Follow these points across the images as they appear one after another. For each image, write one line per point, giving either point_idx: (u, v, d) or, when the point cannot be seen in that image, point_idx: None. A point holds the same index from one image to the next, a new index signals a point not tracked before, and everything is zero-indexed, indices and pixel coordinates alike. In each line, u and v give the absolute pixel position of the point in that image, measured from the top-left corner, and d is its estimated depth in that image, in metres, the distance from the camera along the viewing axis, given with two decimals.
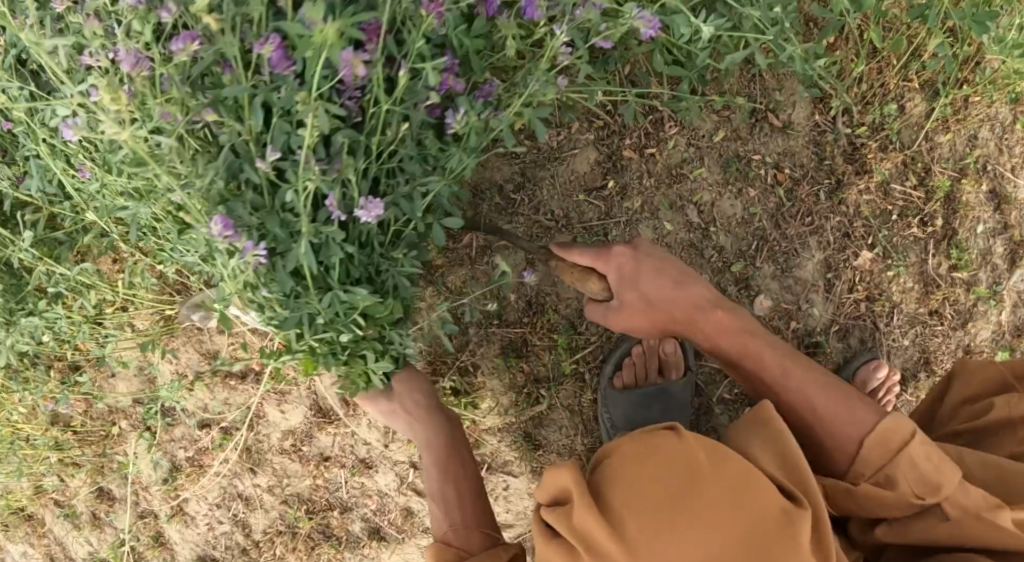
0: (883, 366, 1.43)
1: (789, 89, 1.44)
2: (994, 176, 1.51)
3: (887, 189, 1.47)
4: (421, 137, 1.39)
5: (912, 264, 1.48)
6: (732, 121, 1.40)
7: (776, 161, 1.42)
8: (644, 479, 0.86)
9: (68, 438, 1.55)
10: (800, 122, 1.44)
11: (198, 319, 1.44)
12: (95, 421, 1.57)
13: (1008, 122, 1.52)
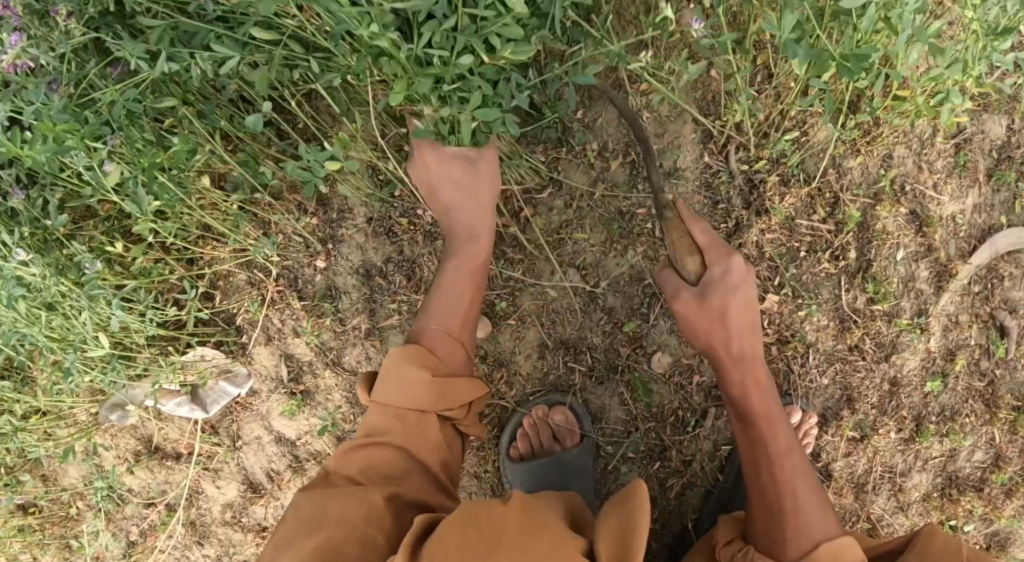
0: (796, 411, 1.41)
1: (672, 132, 1.37)
2: (913, 196, 1.42)
3: (792, 225, 1.39)
4: (304, 222, 1.41)
5: (824, 301, 1.40)
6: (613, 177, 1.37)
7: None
8: (478, 525, 0.92)
9: (29, 523, 1.61)
10: (687, 166, 1.37)
11: (116, 419, 1.50)
12: (52, 505, 1.62)
13: (923, 136, 1.41)
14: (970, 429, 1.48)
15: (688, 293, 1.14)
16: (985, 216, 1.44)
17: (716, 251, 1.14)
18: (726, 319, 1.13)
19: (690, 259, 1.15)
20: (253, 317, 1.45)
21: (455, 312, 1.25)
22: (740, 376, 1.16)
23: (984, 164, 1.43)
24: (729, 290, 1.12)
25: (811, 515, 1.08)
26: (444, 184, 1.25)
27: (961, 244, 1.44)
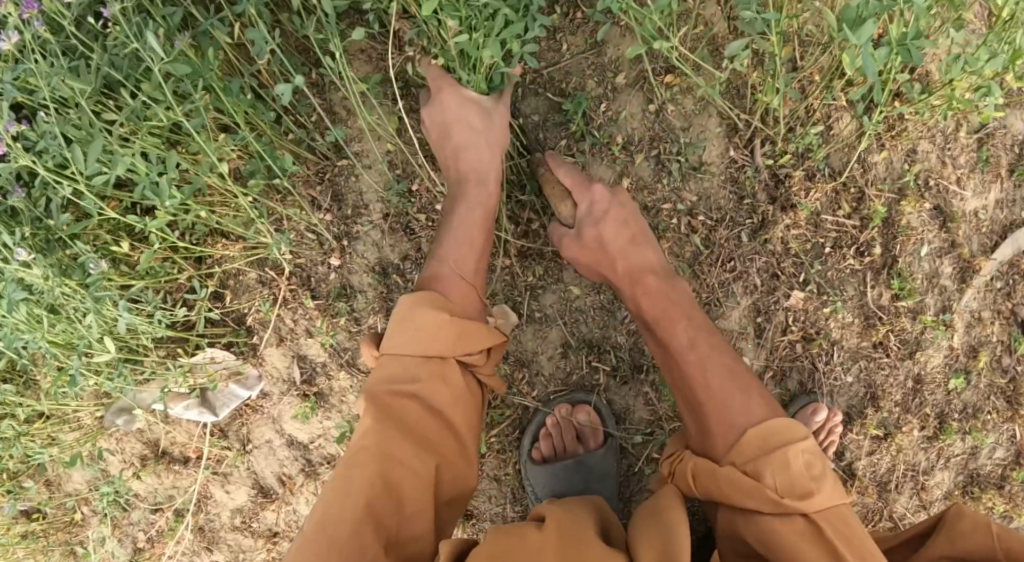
0: (822, 409, 1.38)
1: (696, 127, 1.34)
2: (937, 191, 1.40)
3: (818, 221, 1.36)
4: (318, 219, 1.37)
5: (850, 298, 1.38)
6: (637, 171, 1.34)
7: (690, 206, 1.35)
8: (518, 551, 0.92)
9: (33, 529, 1.56)
10: (713, 160, 1.34)
11: (122, 424, 1.46)
12: (59, 510, 1.57)
13: (948, 131, 1.40)
14: (992, 426, 1.46)
15: (568, 238, 1.21)
16: (1006, 212, 1.44)
17: (578, 193, 1.21)
18: (602, 246, 1.19)
19: (564, 207, 1.24)
20: (264, 317, 1.41)
21: (468, 253, 1.17)
22: (678, 319, 1.13)
23: (1006, 159, 1.43)
24: (598, 218, 1.19)
25: (731, 401, 1.03)
26: (449, 129, 1.22)
27: (982, 240, 1.44)
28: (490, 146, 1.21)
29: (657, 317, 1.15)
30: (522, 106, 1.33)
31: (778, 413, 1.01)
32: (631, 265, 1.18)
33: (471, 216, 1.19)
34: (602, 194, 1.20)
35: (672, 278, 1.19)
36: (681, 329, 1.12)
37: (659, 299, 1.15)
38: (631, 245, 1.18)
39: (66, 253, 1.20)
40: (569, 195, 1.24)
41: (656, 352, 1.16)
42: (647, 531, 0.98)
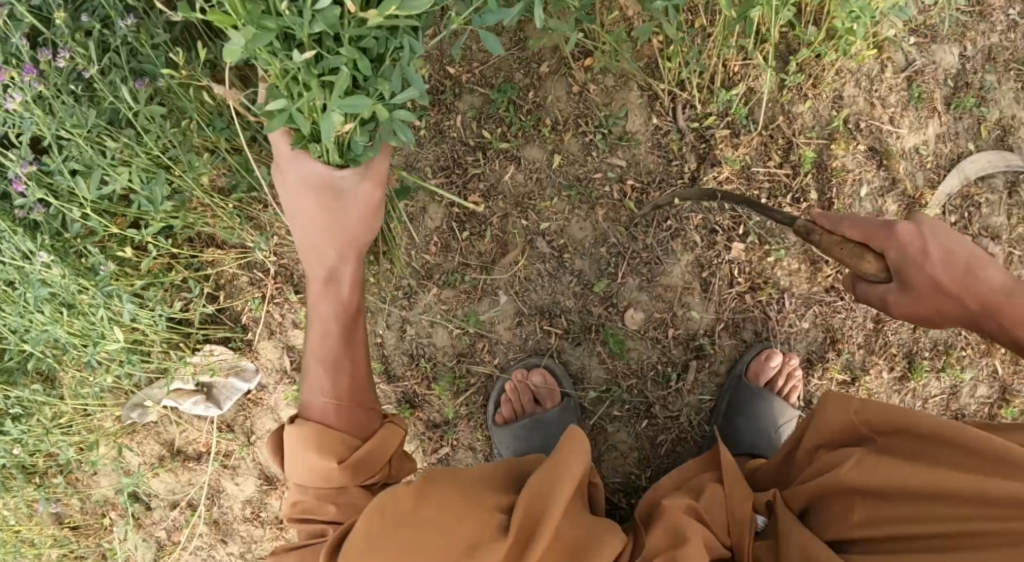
0: (774, 352, 1.40)
1: (619, 100, 1.41)
2: (869, 132, 1.43)
3: (749, 173, 1.41)
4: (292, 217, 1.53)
5: (792, 245, 1.41)
6: (566, 146, 1.41)
7: (620, 173, 1.41)
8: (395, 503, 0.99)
9: (66, 533, 1.62)
10: (637, 129, 1.41)
11: (136, 417, 1.56)
12: (88, 514, 1.64)
13: (873, 73, 1.44)
14: (969, 362, 1.49)
15: (892, 292, 0.99)
16: (949, 145, 1.48)
17: (878, 239, 0.98)
18: (941, 286, 0.95)
19: (865, 262, 1.00)
20: (256, 314, 1.58)
21: (337, 380, 1.12)
22: (987, 295, 0.95)
23: (940, 95, 1.47)
24: (919, 259, 0.95)
25: None
26: (302, 231, 1.07)
27: (928, 175, 1.47)
28: (351, 247, 1.10)
29: (991, 323, 0.96)
30: (458, 104, 1.41)
31: None
32: (988, 301, 0.95)
33: (329, 336, 1.13)
34: (911, 229, 0.96)
35: (919, 224, 0.97)
36: (969, 295, 0.96)
37: (962, 296, 0.96)
38: (1018, 287, 0.95)
39: (81, 258, 1.42)
40: (863, 251, 1.00)
41: (901, 297, 0.97)
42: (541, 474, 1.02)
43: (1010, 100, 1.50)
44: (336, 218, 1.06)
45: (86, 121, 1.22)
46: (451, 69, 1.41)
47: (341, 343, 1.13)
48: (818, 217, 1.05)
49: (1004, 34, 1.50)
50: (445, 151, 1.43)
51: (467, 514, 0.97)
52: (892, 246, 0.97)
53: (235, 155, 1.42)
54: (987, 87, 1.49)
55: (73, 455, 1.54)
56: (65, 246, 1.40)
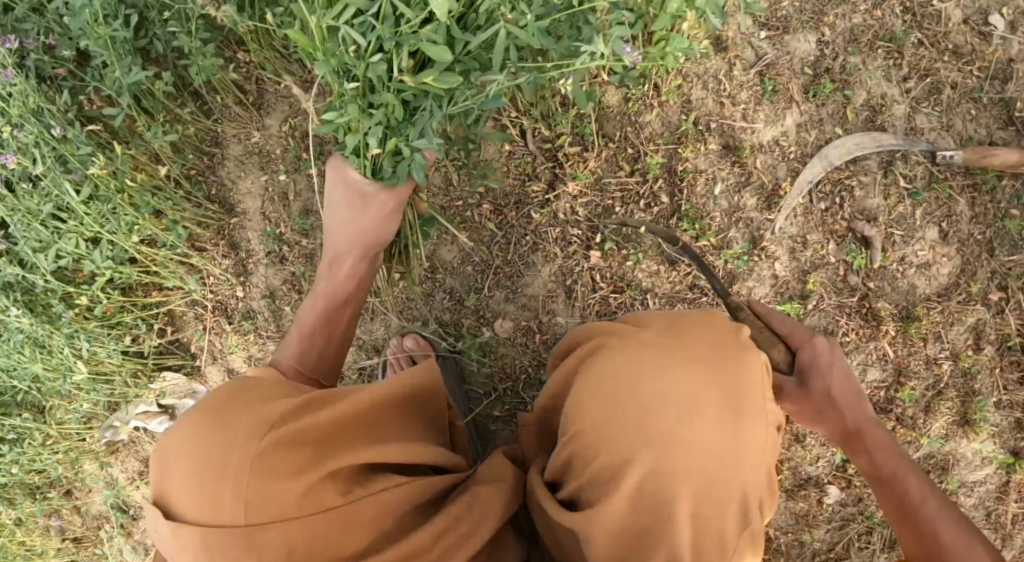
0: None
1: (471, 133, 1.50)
2: (720, 131, 1.47)
3: (602, 185, 1.48)
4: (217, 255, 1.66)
5: (649, 247, 1.46)
6: (431, 180, 1.51)
7: (479, 197, 1.50)
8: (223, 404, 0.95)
9: (67, 546, 1.87)
10: (491, 154, 1.50)
11: (109, 436, 1.77)
12: (85, 527, 1.88)
13: (721, 72, 1.47)
14: (854, 348, 1.47)
15: (789, 384, 1.27)
16: (814, 132, 1.47)
17: (798, 338, 1.29)
18: (832, 401, 1.24)
19: (776, 349, 1.29)
20: (201, 343, 1.75)
21: (327, 340, 1.31)
22: (875, 431, 1.22)
23: (797, 85, 1.47)
24: (826, 371, 1.25)
25: (907, 480, 1.15)
26: (347, 226, 1.33)
27: (791, 165, 1.46)
28: (363, 250, 1.35)
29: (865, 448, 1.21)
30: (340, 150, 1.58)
31: (915, 472, 1.16)
32: (859, 423, 1.23)
33: (312, 310, 1.33)
34: (824, 343, 1.27)
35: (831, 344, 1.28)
36: (850, 411, 1.24)
37: (857, 414, 1.24)
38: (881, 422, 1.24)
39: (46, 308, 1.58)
40: (778, 342, 1.29)
41: (794, 387, 1.27)
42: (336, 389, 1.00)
43: (877, 79, 1.49)
44: (361, 215, 1.31)
45: (42, 212, 1.41)
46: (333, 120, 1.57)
47: (321, 319, 1.32)
48: (750, 300, 1.34)
49: (867, 13, 1.49)
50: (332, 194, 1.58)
51: (203, 464, 0.88)
52: (803, 351, 1.27)
53: (168, 214, 1.58)
54: (849, 70, 1.48)
55: (64, 472, 1.81)
56: (34, 302, 1.57)
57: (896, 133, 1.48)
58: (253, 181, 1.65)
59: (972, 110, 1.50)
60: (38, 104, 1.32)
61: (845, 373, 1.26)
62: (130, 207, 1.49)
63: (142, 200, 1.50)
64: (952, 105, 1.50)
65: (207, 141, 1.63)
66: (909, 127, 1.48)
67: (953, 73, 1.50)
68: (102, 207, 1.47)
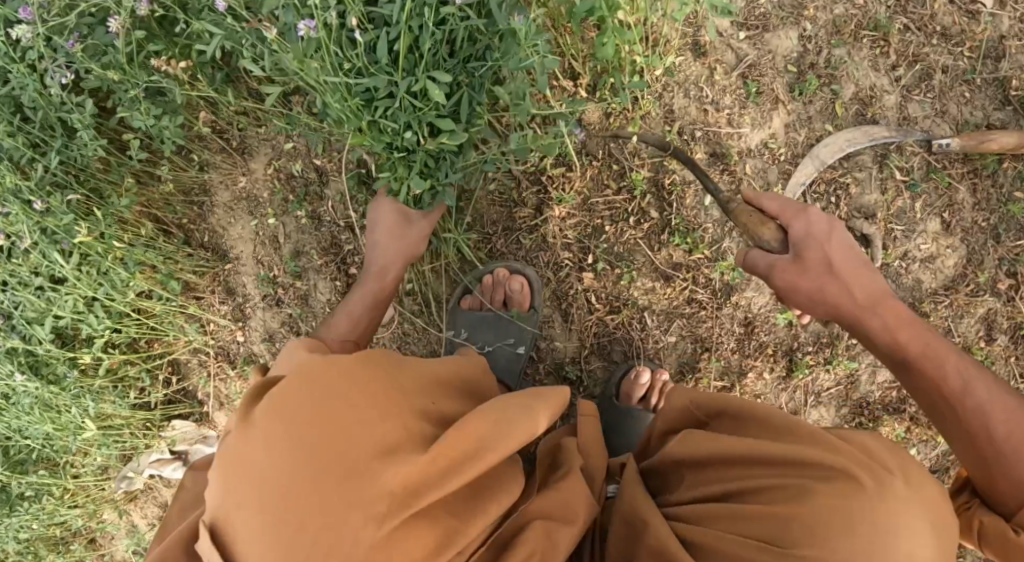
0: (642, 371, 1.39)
1: None
2: (707, 138, 1.43)
3: (589, 205, 1.44)
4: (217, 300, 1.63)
5: (642, 265, 1.43)
6: None
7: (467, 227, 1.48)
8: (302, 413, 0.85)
9: None
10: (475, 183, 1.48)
11: (123, 486, 1.71)
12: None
13: (701, 79, 1.44)
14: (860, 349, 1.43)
15: (783, 260, 1.01)
16: (804, 131, 1.43)
17: (791, 215, 1.02)
18: (834, 270, 0.99)
19: (765, 228, 1.04)
20: (206, 390, 1.69)
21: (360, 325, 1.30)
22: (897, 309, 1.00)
23: (781, 84, 1.43)
24: (822, 239, 0.99)
25: (928, 364, 0.98)
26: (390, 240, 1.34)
27: (783, 167, 1.42)
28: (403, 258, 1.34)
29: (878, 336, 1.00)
30: (326, 190, 1.55)
31: (971, 367, 0.97)
32: (870, 300, 1.00)
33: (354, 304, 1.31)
34: (822, 215, 1.00)
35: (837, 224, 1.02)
36: (859, 290, 1.00)
37: (867, 293, 1.00)
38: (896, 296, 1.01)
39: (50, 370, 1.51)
40: (770, 220, 1.04)
41: (789, 267, 1.01)
42: (464, 429, 0.88)
43: (864, 70, 1.44)
44: (403, 236, 1.33)
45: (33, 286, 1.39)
46: (317, 160, 1.55)
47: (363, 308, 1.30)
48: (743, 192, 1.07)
49: (848, 3, 1.44)
50: (321, 235, 1.56)
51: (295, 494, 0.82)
52: (795, 225, 1.01)
53: (162, 268, 1.55)
54: (835, 63, 1.43)
55: (83, 524, 1.74)
56: (38, 365, 1.51)
57: (889, 124, 1.43)
58: (243, 227, 1.61)
59: (965, 92, 1.45)
60: (13, 182, 1.30)
61: (845, 240, 1.01)
62: (116, 265, 1.45)
63: (129, 256, 1.47)
64: (945, 90, 1.44)
65: (194, 190, 1.61)
66: (902, 116, 1.43)
67: (943, 56, 1.45)
68: (94, 270, 1.44)
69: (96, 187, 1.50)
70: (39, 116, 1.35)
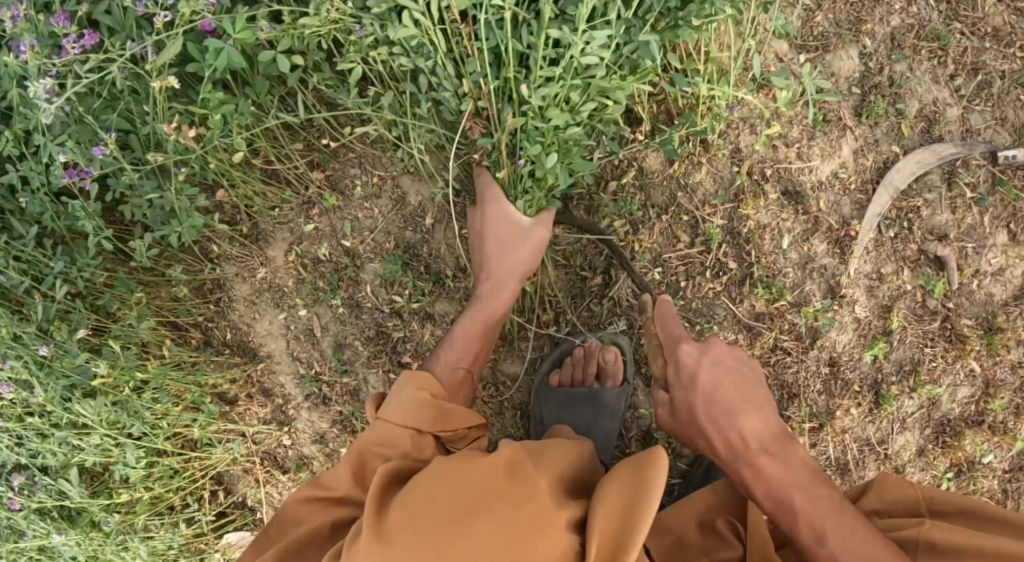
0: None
1: None
2: (778, 176, 1.34)
3: (661, 262, 1.34)
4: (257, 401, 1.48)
5: (724, 318, 1.35)
6: (473, 293, 1.38)
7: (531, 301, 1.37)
8: (437, 491, 0.83)
9: None
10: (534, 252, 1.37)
11: None
12: None
13: (766, 110, 1.34)
14: (942, 370, 1.41)
15: (663, 407, 1.09)
16: (872, 155, 1.36)
17: (669, 349, 1.08)
18: (697, 416, 1.02)
19: (657, 366, 1.11)
20: (256, 498, 1.51)
21: (465, 354, 1.25)
22: (795, 492, 0.96)
23: (846, 108, 1.36)
24: (690, 383, 1.03)
25: None
26: (501, 249, 1.27)
27: (855, 198, 1.36)
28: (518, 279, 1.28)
29: None
30: (363, 273, 1.41)
31: None
32: (738, 452, 0.99)
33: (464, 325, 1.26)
34: (688, 348, 1.05)
35: (712, 344, 1.05)
36: (743, 458, 0.99)
37: (766, 482, 0.97)
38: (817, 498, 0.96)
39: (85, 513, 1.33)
40: (657, 354, 1.12)
41: (666, 410, 1.08)
42: (618, 487, 0.87)
43: (927, 84, 1.37)
44: (522, 254, 1.27)
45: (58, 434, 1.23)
46: (346, 242, 1.41)
47: (470, 333, 1.26)
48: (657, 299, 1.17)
49: (904, 12, 1.36)
50: (367, 320, 1.42)
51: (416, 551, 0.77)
52: (676, 385, 1.05)
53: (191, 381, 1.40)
54: (898, 81, 1.36)
55: None
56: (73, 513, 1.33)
57: (954, 140, 1.38)
58: (271, 321, 1.47)
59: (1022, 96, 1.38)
60: (13, 331, 1.15)
61: (730, 393, 1.02)
62: (145, 401, 1.32)
63: (157, 386, 1.34)
64: (1003, 95, 1.38)
65: (208, 287, 1.46)
66: (965, 129, 1.38)
67: (1000, 61, 1.37)
68: (119, 400, 1.30)
69: (106, 308, 1.33)
70: (32, 243, 1.19)
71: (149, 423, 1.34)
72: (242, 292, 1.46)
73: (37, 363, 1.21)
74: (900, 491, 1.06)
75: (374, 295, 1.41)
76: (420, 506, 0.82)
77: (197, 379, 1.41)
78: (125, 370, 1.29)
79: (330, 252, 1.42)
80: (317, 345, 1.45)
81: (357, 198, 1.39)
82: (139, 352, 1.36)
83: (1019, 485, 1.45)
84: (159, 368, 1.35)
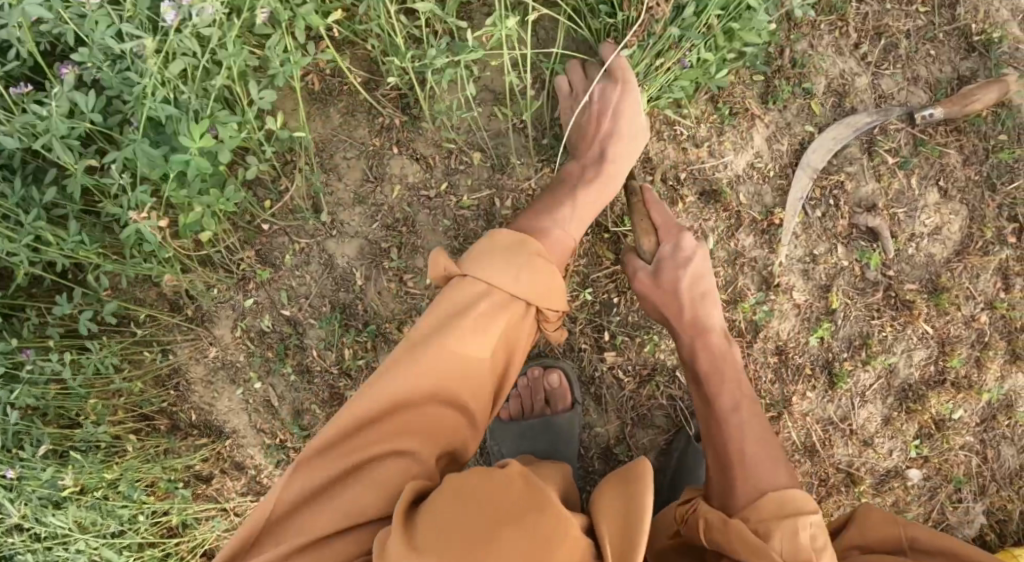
0: None
1: None
2: (693, 177, 1.36)
3: (590, 282, 1.35)
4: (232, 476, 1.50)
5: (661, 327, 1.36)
6: None
7: None
8: (461, 503, 0.77)
9: None
10: None
11: None
12: None
13: (671, 114, 1.34)
14: (893, 338, 1.40)
15: (644, 272, 1.20)
16: (786, 139, 1.36)
17: (666, 231, 1.21)
18: (675, 293, 1.18)
19: (643, 238, 1.21)
20: None
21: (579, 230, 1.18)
22: (723, 400, 1.14)
23: (753, 97, 1.35)
24: (681, 265, 1.17)
25: (761, 470, 1.05)
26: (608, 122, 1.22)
27: (775, 184, 1.36)
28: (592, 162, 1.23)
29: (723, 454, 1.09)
30: (306, 338, 1.44)
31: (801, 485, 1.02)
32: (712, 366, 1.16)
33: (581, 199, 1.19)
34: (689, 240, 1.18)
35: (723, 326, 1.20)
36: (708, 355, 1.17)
37: (737, 402, 1.14)
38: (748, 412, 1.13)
39: None
40: (653, 229, 1.22)
41: (647, 276, 1.19)
42: (614, 495, 0.83)
43: (830, 58, 1.35)
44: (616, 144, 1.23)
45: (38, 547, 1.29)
46: (286, 311, 1.44)
47: (578, 203, 1.18)
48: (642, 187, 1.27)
49: None
50: (321, 383, 1.45)
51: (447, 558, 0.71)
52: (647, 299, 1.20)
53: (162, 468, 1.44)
54: (801, 60, 1.34)
55: None
56: None
57: (868, 108, 1.36)
58: (230, 398, 1.49)
59: (931, 50, 1.36)
60: None
61: (719, 357, 1.18)
62: (118, 501, 1.37)
63: (127, 483, 1.38)
64: (912, 54, 1.36)
65: (165, 375, 1.47)
66: (878, 95, 1.37)
67: (901, 21, 1.36)
68: (92, 501, 1.35)
69: (68, 415, 1.37)
70: None
71: (125, 515, 1.38)
72: (196, 374, 1.48)
73: (7, 486, 1.27)
74: (879, 530, 1.08)
75: (322, 357, 1.44)
76: (444, 515, 0.75)
77: (166, 466, 1.44)
78: (92, 474, 1.34)
79: (274, 322, 1.45)
80: (277, 412, 1.47)
81: (288, 267, 1.43)
82: (105, 453, 1.39)
83: (994, 433, 1.43)
84: (127, 463, 1.39)
